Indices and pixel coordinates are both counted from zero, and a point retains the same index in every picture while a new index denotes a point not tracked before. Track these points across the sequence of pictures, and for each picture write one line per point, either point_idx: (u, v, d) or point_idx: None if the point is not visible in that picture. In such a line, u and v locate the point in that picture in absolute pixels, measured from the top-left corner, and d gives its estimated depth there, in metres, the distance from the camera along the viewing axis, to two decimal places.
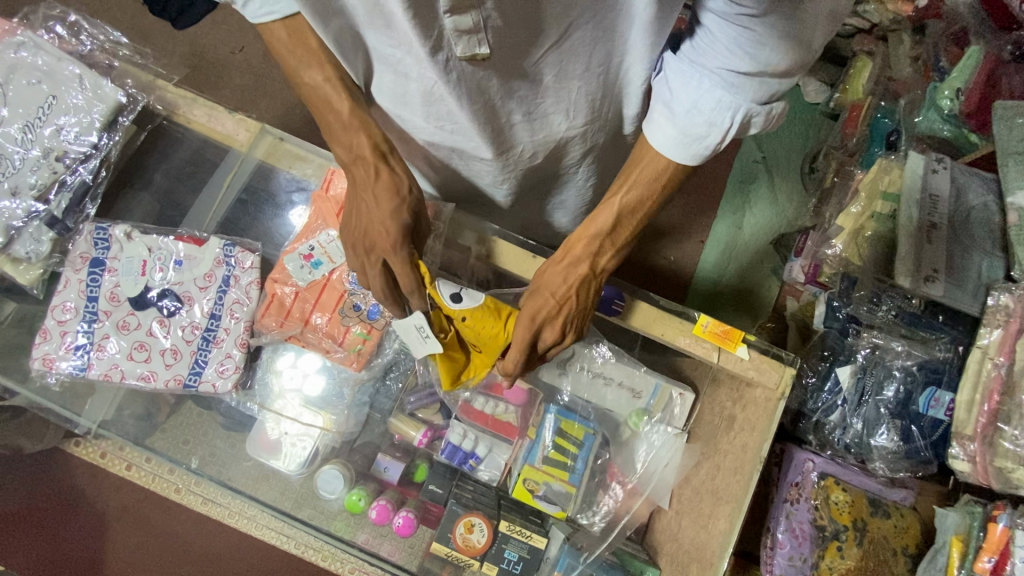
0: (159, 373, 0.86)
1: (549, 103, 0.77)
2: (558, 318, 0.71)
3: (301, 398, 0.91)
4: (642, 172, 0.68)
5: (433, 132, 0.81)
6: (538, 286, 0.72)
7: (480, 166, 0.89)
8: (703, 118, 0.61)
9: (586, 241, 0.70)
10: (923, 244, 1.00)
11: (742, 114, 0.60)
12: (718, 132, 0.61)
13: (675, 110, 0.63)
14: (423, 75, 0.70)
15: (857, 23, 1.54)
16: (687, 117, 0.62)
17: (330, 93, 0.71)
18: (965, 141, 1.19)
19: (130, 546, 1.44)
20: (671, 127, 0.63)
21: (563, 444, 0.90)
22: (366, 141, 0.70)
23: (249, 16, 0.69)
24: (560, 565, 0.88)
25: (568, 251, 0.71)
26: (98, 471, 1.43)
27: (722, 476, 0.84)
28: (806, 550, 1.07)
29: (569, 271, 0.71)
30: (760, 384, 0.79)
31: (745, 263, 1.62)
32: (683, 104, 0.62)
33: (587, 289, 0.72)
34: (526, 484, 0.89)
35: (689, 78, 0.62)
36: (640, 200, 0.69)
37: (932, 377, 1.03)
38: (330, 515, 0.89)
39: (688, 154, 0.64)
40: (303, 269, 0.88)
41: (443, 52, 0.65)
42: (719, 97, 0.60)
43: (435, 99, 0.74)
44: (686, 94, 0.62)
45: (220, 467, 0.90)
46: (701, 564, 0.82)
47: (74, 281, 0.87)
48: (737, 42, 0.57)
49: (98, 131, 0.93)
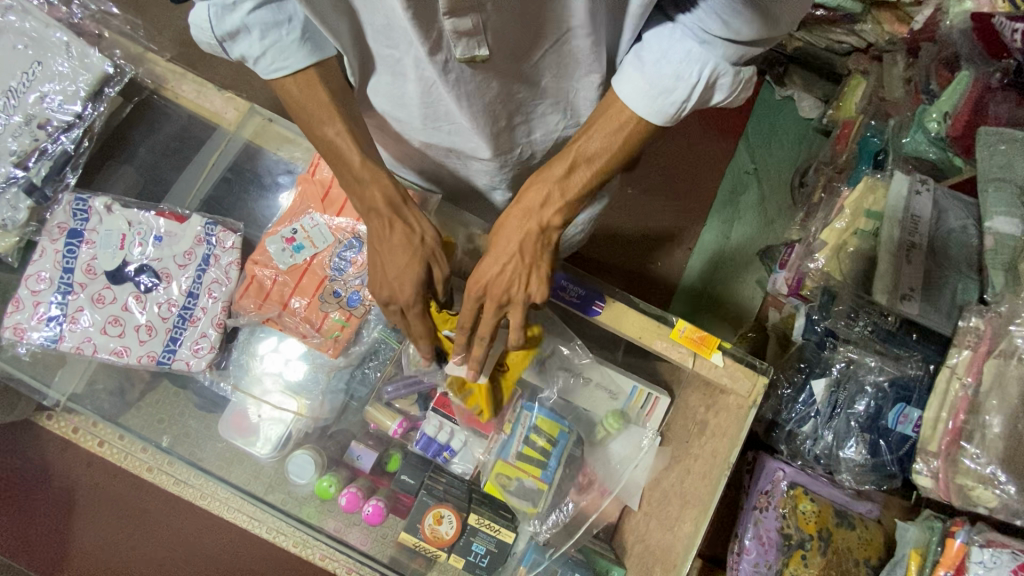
0: (132, 349, 0.85)
1: (545, 104, 0.78)
2: (502, 278, 0.69)
3: (283, 382, 0.89)
4: (601, 128, 0.65)
5: (431, 132, 0.81)
6: (489, 244, 0.70)
7: (477, 166, 0.88)
8: (671, 69, 0.61)
9: (536, 189, 0.67)
10: (902, 264, 1.01)
11: (709, 70, 0.60)
12: (685, 86, 0.61)
13: (644, 62, 0.62)
14: (422, 75, 0.69)
15: (854, 42, 1.56)
16: (655, 67, 0.61)
17: (342, 147, 0.69)
18: (948, 164, 1.22)
19: (95, 526, 1.42)
20: (640, 76, 0.62)
21: (535, 440, 0.89)
22: (380, 193, 0.70)
23: (256, 72, 0.66)
24: (526, 560, 0.90)
25: (519, 202, 0.68)
26: (71, 446, 1.41)
27: (690, 480, 0.86)
28: (771, 557, 1.08)
29: (514, 225, 0.68)
30: (733, 391, 0.80)
31: (730, 271, 1.64)
32: (653, 54, 0.62)
33: (536, 247, 0.69)
34: (497, 479, 0.88)
35: (665, 34, 0.62)
36: (598, 150, 0.66)
37: (902, 394, 1.07)
38: (301, 500, 0.89)
39: (654, 109, 0.63)
40: (284, 252, 0.87)
41: (443, 53, 0.64)
42: (689, 49, 0.60)
43: (433, 100, 0.74)
44: (659, 48, 0.62)
45: (192, 446, 0.90)
46: (664, 565, 0.84)
47: (50, 251, 0.86)
48: (712, 3, 0.57)
49: (83, 100, 0.92)
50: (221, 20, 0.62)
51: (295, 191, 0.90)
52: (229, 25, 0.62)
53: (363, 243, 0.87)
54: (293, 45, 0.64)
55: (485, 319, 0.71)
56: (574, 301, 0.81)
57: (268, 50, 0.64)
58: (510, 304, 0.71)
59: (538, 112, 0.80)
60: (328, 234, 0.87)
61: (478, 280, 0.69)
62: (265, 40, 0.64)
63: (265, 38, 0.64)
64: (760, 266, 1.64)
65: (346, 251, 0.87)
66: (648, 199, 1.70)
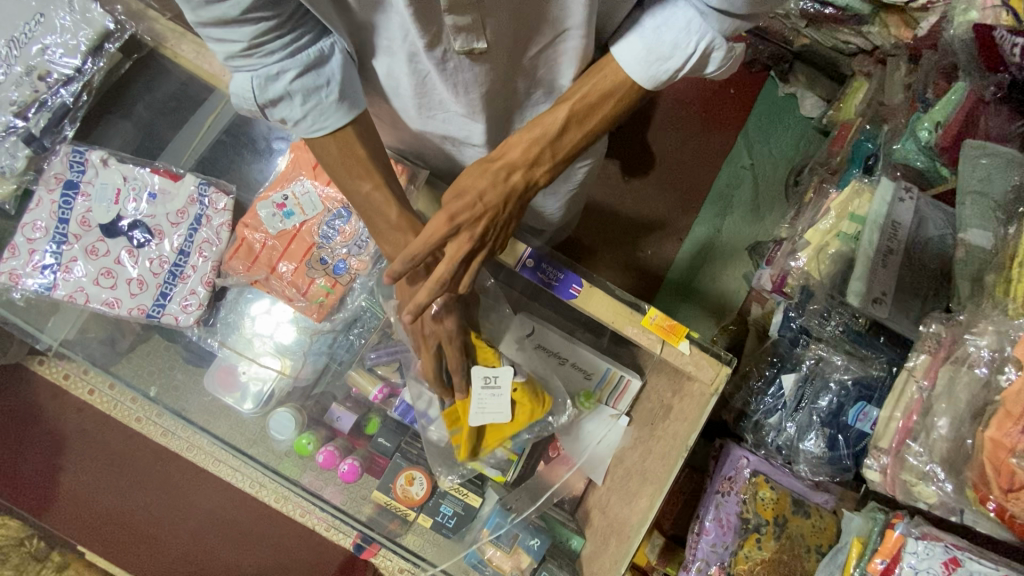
0: (124, 301, 0.88)
1: (539, 93, 0.81)
2: (480, 225, 0.70)
3: (272, 344, 0.92)
4: (597, 83, 0.67)
5: (426, 119, 0.83)
6: (464, 186, 0.69)
7: (470, 153, 0.91)
8: (669, 38, 0.63)
9: (527, 144, 0.68)
10: (878, 268, 1.04)
11: (706, 42, 0.62)
12: (682, 55, 0.63)
13: (644, 27, 0.64)
14: (418, 66, 0.71)
15: (860, 44, 1.53)
16: (655, 35, 0.63)
17: (379, 202, 0.73)
18: (936, 173, 1.23)
19: (85, 469, 1.47)
20: (636, 40, 0.64)
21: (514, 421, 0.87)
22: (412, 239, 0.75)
23: (297, 133, 0.68)
24: (489, 523, 0.93)
25: (505, 153, 0.68)
26: (61, 393, 1.44)
27: (651, 458, 0.91)
28: (728, 538, 1.15)
29: (499, 176, 0.68)
30: (698, 378, 0.83)
31: (719, 264, 1.67)
32: (654, 21, 0.64)
33: (514, 200, 0.71)
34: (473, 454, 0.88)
35: (667, 5, 0.64)
36: (589, 112, 0.68)
37: (864, 393, 1.12)
38: (280, 454, 0.93)
39: (648, 75, 0.65)
40: (274, 218, 0.89)
41: (439, 48, 0.66)
42: (690, 19, 0.62)
43: (427, 90, 0.76)
44: (660, 15, 0.64)
45: (178, 397, 0.93)
46: (619, 536, 0.90)
47: (47, 202, 0.88)
48: None
49: (82, 55, 0.93)
50: (264, 89, 0.63)
51: (288, 158, 0.92)
52: (272, 93, 0.63)
53: (351, 213, 0.89)
54: (332, 106, 0.66)
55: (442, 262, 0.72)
56: (553, 284, 0.84)
57: (309, 112, 0.66)
58: (478, 249, 0.73)
59: (532, 102, 0.82)
60: (318, 202, 0.90)
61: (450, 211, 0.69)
62: (306, 103, 0.65)
63: (306, 102, 0.65)
64: (748, 261, 1.66)
65: (335, 220, 0.90)
66: (642, 188, 1.73)
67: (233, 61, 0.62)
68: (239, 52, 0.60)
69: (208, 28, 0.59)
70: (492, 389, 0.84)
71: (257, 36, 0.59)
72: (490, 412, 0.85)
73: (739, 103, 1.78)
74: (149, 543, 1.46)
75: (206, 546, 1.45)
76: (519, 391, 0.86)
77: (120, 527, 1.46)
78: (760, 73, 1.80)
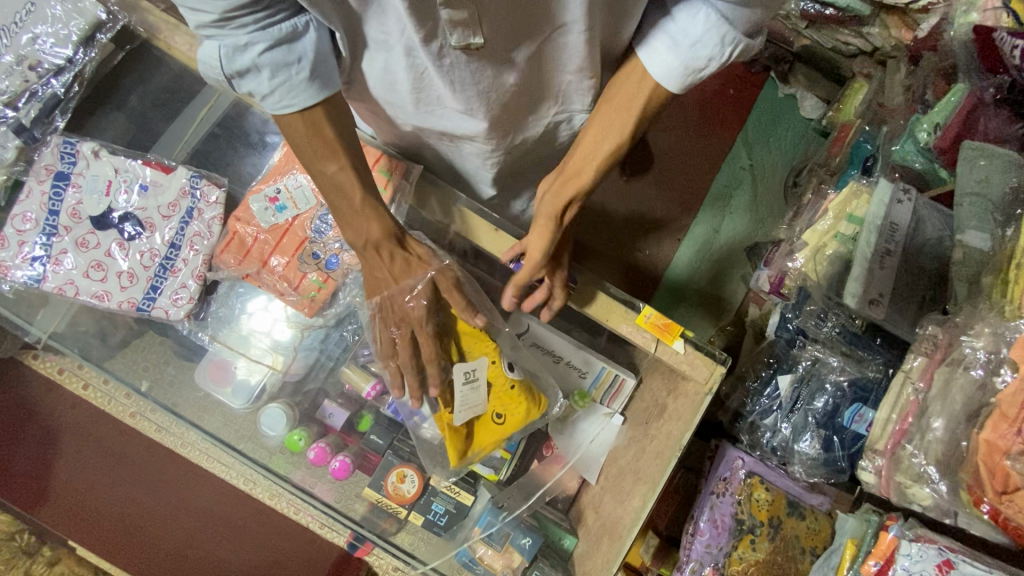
0: (113, 294, 0.87)
1: (537, 88, 0.80)
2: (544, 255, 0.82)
3: (269, 340, 0.92)
4: (622, 101, 0.75)
5: (423, 115, 0.83)
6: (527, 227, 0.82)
7: (468, 149, 0.91)
8: (705, 53, 0.67)
9: (574, 180, 0.79)
10: (875, 268, 1.03)
11: (739, 47, 0.67)
12: (717, 63, 0.68)
13: (678, 44, 0.68)
14: (415, 62, 0.71)
15: (860, 44, 1.53)
16: (690, 50, 0.68)
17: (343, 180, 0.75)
18: (934, 175, 1.21)
19: (79, 464, 1.46)
20: (670, 57, 0.69)
21: (510, 423, 0.86)
22: (376, 227, 0.77)
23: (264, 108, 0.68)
24: (481, 522, 0.92)
25: (559, 193, 0.80)
26: (55, 387, 1.42)
27: (645, 458, 0.90)
28: (723, 539, 1.15)
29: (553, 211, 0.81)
30: (692, 378, 0.83)
31: (717, 264, 1.67)
32: (686, 37, 0.67)
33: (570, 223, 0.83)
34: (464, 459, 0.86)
35: (693, 12, 0.67)
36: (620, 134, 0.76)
37: (859, 395, 1.11)
38: (271, 450, 0.92)
39: (687, 82, 0.71)
40: (266, 211, 0.89)
41: (436, 42, 0.66)
42: (722, 31, 0.65)
43: (425, 85, 0.75)
44: (685, 24, 0.67)
45: (168, 392, 0.93)
46: (611, 536, 0.90)
47: (37, 193, 0.88)
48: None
49: (73, 45, 0.94)
50: (232, 59, 0.62)
51: (281, 152, 0.91)
52: (239, 65, 0.63)
53: None
54: (302, 83, 0.66)
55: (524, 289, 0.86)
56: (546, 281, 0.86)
57: (277, 88, 0.66)
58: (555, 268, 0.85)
59: (530, 98, 0.82)
60: (311, 196, 0.89)
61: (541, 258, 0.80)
62: (275, 79, 0.65)
63: (275, 77, 0.65)
64: (746, 263, 1.65)
65: (328, 215, 0.89)
66: (641, 188, 1.72)
67: (201, 27, 0.61)
68: (209, 21, 0.59)
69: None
70: (470, 384, 0.84)
71: (225, 6, 0.58)
72: (473, 406, 0.85)
73: (740, 104, 1.78)
74: (142, 540, 1.45)
75: (200, 541, 1.45)
76: (517, 393, 0.86)
77: (114, 523, 1.46)
78: (760, 74, 1.79)
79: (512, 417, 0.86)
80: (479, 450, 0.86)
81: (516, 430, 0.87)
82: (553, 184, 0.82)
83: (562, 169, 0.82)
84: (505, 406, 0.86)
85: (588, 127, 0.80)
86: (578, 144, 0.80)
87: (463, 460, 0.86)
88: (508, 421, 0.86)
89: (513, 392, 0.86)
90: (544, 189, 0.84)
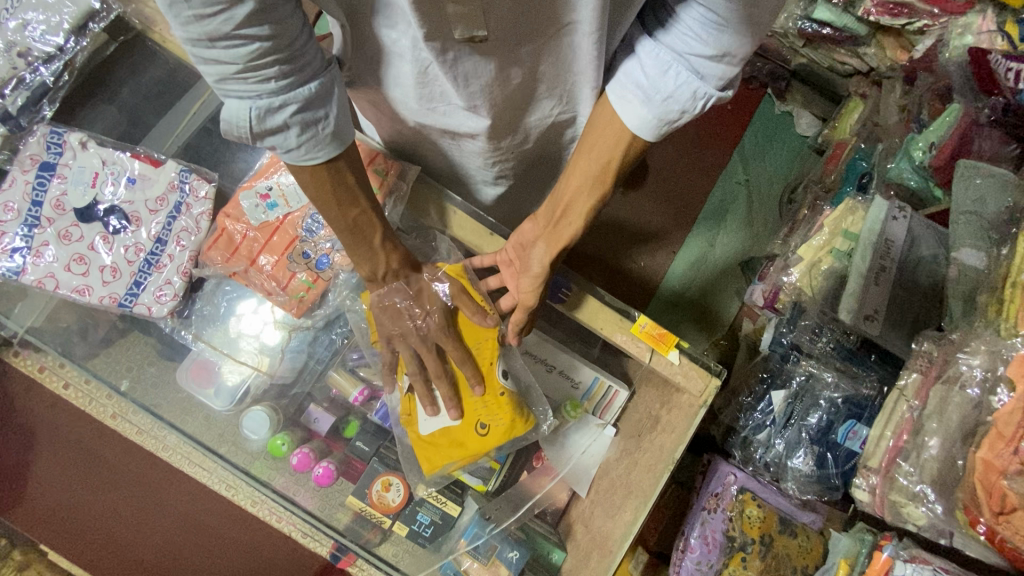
0: (95, 289, 0.85)
1: (540, 89, 0.79)
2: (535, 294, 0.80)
3: (258, 344, 0.89)
4: (604, 132, 0.73)
5: (425, 112, 0.82)
6: (525, 266, 0.80)
7: (470, 146, 0.90)
8: (678, 106, 0.67)
9: (569, 223, 0.78)
10: (870, 285, 1.03)
11: (709, 103, 0.67)
12: (688, 116, 0.68)
13: (650, 95, 0.67)
14: (418, 56, 0.70)
15: (857, 64, 1.56)
16: (663, 104, 0.67)
17: (365, 223, 0.75)
18: (929, 194, 1.22)
19: (54, 467, 1.42)
20: (644, 110, 0.68)
21: (492, 435, 0.82)
22: (394, 259, 0.80)
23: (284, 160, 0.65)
24: (467, 534, 0.90)
25: (554, 233, 0.78)
26: (35, 385, 1.39)
27: (637, 470, 0.88)
28: (713, 556, 1.13)
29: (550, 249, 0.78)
30: (686, 390, 0.82)
31: (712, 278, 1.66)
32: (659, 91, 0.67)
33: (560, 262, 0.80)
34: (439, 466, 0.84)
35: (662, 64, 0.66)
36: (604, 173, 0.74)
37: (854, 411, 1.10)
38: (251, 455, 0.89)
39: (657, 134, 0.70)
40: (257, 208, 0.87)
41: (440, 39, 0.65)
42: (695, 88, 0.65)
43: (429, 81, 0.74)
44: (656, 80, 0.66)
45: (147, 392, 0.90)
46: (602, 551, 0.88)
47: (20, 182, 0.86)
48: (712, 41, 0.62)
49: (66, 33, 0.92)
50: (262, 119, 0.59)
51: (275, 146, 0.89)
52: (269, 124, 0.60)
53: None
54: (326, 138, 0.64)
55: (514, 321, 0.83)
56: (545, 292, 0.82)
57: (303, 144, 0.63)
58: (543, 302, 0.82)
59: (533, 99, 0.81)
60: (303, 195, 0.87)
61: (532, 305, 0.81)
62: (302, 135, 0.62)
63: (302, 134, 0.62)
64: (741, 278, 1.65)
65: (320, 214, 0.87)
66: (636, 199, 1.72)
67: (225, 85, 0.57)
68: (234, 74, 0.55)
69: (197, 47, 0.53)
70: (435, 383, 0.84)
71: (254, 58, 0.54)
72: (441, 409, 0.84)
73: (738, 116, 1.78)
74: (118, 548, 1.40)
75: (177, 550, 1.40)
76: (503, 403, 0.81)
77: (89, 529, 1.41)
78: (758, 90, 1.78)
79: (493, 429, 0.82)
80: (455, 461, 0.83)
81: (497, 444, 0.82)
82: (541, 230, 0.79)
83: (547, 214, 0.79)
84: (487, 415, 0.82)
85: (568, 172, 0.78)
86: (561, 193, 0.78)
87: (438, 467, 0.84)
88: (489, 434, 0.82)
89: (497, 401, 0.82)
90: (529, 232, 0.80)
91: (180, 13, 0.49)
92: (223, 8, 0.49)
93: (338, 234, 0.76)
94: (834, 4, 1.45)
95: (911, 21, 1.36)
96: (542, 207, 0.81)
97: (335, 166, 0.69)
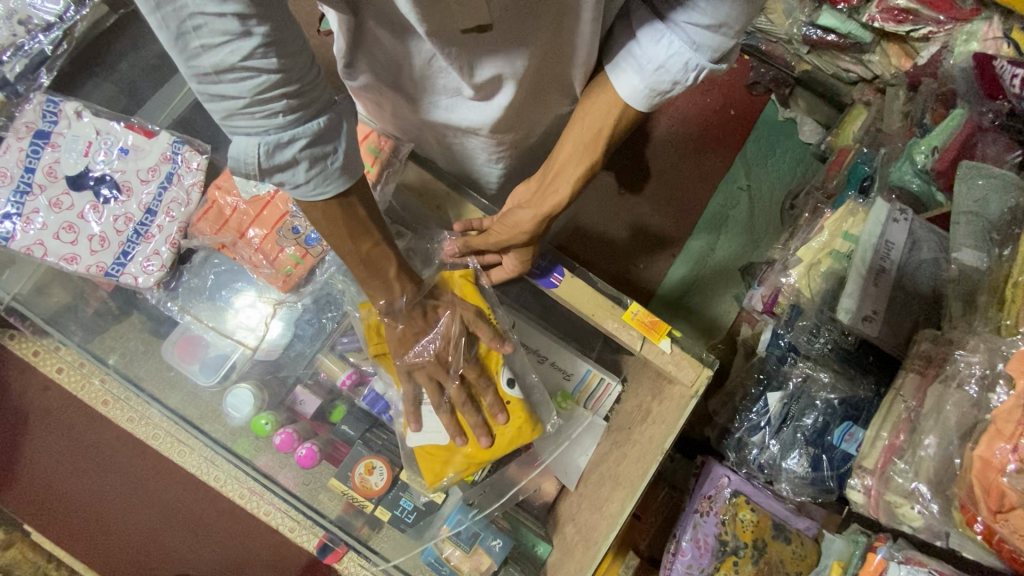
0: (82, 258, 0.85)
1: (542, 83, 0.79)
2: (504, 235, 0.81)
3: (249, 329, 0.89)
4: (596, 109, 0.76)
5: (428, 106, 0.82)
6: (508, 213, 0.82)
7: (471, 142, 0.90)
8: (669, 76, 0.69)
9: (557, 189, 0.80)
10: (869, 286, 1.01)
11: (701, 75, 0.68)
12: (679, 87, 0.70)
13: (640, 62, 0.70)
14: (422, 48, 0.69)
15: (860, 73, 1.54)
16: (654, 73, 0.69)
17: (378, 256, 0.75)
18: (930, 198, 1.20)
19: (43, 452, 1.41)
20: (636, 79, 0.70)
21: (496, 445, 0.80)
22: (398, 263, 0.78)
23: (292, 197, 0.64)
24: (450, 521, 0.87)
25: (542, 193, 0.82)
26: (29, 369, 1.40)
27: (625, 462, 0.87)
28: (704, 561, 1.10)
29: (534, 206, 0.81)
30: (678, 380, 0.80)
31: (711, 281, 1.65)
32: (650, 61, 0.68)
33: (541, 225, 0.82)
34: (438, 476, 0.80)
35: (656, 32, 0.68)
36: (594, 138, 0.77)
37: (851, 412, 1.08)
38: (234, 432, 0.89)
39: (648, 103, 0.73)
40: (249, 183, 0.87)
41: (443, 35, 0.64)
42: (687, 59, 0.66)
43: (433, 74, 0.74)
44: (649, 49, 0.68)
45: (135, 368, 0.90)
46: (586, 543, 0.87)
47: (15, 149, 0.87)
48: (706, 14, 0.63)
49: (66, 3, 1.02)
50: (271, 154, 0.57)
51: None
52: (278, 160, 0.58)
53: None
54: (336, 172, 0.63)
55: (480, 238, 0.84)
56: (534, 271, 0.84)
57: (313, 179, 0.62)
58: (507, 244, 0.83)
59: (533, 94, 0.81)
60: None
61: (496, 240, 0.82)
62: (311, 170, 0.61)
63: (311, 169, 0.61)
64: (740, 282, 1.64)
65: None
66: (637, 202, 1.71)
67: (232, 120, 0.55)
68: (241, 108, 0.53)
69: (204, 83, 0.51)
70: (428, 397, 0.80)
71: (261, 91, 0.52)
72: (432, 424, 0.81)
73: (738, 122, 1.77)
74: (103, 536, 1.39)
75: (161, 540, 1.39)
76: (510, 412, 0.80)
77: (71, 513, 1.40)
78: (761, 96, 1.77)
79: (499, 439, 0.80)
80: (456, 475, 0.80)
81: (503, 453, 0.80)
82: (534, 192, 0.83)
83: (540, 178, 0.83)
84: (493, 426, 0.80)
85: (561, 138, 0.81)
86: (555, 158, 0.81)
87: (440, 481, 0.81)
88: (493, 444, 0.80)
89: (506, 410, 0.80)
90: (524, 194, 0.86)
91: (189, 45, 0.48)
92: (230, 38, 0.48)
93: (352, 268, 0.75)
94: (838, 10, 1.45)
95: (915, 29, 1.37)
96: (537, 173, 0.85)
97: (346, 201, 0.68)
